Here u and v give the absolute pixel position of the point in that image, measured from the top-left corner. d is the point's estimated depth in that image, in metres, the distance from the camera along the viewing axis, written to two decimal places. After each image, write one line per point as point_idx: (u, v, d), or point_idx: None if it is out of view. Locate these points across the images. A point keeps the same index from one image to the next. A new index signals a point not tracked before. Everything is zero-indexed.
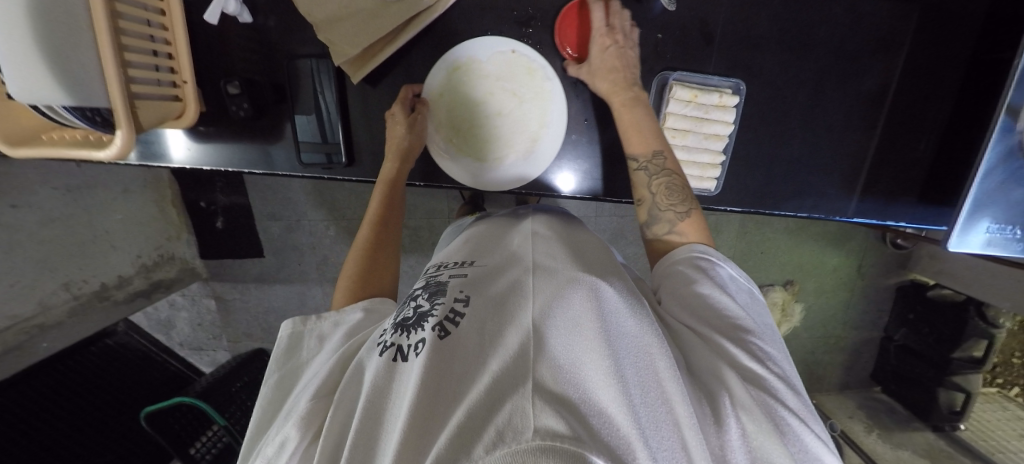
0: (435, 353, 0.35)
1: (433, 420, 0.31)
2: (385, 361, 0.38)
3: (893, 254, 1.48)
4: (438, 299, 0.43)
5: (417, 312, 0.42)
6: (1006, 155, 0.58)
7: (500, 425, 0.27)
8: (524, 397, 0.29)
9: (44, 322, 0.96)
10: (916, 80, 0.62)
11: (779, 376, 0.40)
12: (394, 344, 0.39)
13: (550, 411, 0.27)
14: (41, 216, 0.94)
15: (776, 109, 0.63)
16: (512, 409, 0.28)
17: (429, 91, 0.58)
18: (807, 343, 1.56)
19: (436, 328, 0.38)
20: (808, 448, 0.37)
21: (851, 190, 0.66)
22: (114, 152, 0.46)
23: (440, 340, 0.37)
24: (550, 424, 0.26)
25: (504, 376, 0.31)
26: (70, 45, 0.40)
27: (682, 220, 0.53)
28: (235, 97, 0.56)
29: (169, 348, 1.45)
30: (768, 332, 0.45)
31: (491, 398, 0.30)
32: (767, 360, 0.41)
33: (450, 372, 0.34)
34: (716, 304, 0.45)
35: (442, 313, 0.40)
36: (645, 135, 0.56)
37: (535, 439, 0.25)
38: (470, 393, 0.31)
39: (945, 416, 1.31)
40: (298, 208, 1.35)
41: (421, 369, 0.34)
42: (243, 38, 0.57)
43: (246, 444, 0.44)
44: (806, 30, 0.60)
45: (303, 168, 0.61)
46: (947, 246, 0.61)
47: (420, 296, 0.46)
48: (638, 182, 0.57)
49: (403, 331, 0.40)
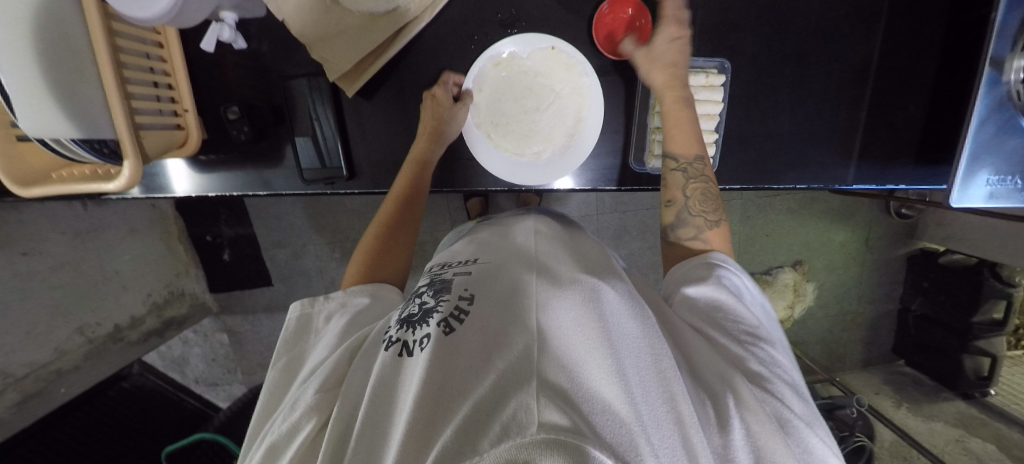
0: (435, 354, 0.35)
1: (437, 414, 0.31)
2: (390, 357, 0.39)
3: (899, 224, 1.47)
4: (443, 296, 0.44)
5: (422, 309, 0.43)
6: (996, 107, 0.58)
7: (504, 421, 0.27)
8: (527, 393, 0.28)
9: (61, 367, 0.97)
10: (898, 43, 0.63)
11: (789, 386, 0.41)
12: (399, 342, 0.40)
13: (555, 407, 0.26)
14: (52, 262, 0.96)
15: (763, 84, 0.64)
16: (516, 405, 0.27)
17: (473, 83, 0.58)
18: (823, 323, 1.55)
19: (441, 325, 0.39)
20: (805, 443, 0.38)
21: (848, 158, 0.66)
22: (121, 185, 0.47)
23: (445, 336, 0.37)
24: (554, 419, 0.25)
25: (507, 375, 0.31)
26: (72, 78, 0.42)
27: (710, 228, 0.54)
28: (235, 122, 0.58)
29: (185, 385, 1.45)
30: (774, 338, 0.46)
31: (498, 392, 0.30)
32: (770, 366, 0.42)
33: (455, 369, 0.34)
34: (727, 310, 0.46)
35: (447, 310, 0.41)
36: (687, 138, 0.56)
37: (539, 433, 0.24)
38: (470, 396, 0.31)
39: (974, 382, 1.27)
40: (302, 234, 1.36)
41: (425, 366, 0.34)
42: (239, 64, 0.59)
43: (251, 428, 0.44)
44: (784, 5, 0.61)
45: (306, 186, 0.62)
46: (950, 202, 0.61)
47: (424, 293, 0.47)
48: (673, 182, 0.57)
49: (409, 327, 0.41)
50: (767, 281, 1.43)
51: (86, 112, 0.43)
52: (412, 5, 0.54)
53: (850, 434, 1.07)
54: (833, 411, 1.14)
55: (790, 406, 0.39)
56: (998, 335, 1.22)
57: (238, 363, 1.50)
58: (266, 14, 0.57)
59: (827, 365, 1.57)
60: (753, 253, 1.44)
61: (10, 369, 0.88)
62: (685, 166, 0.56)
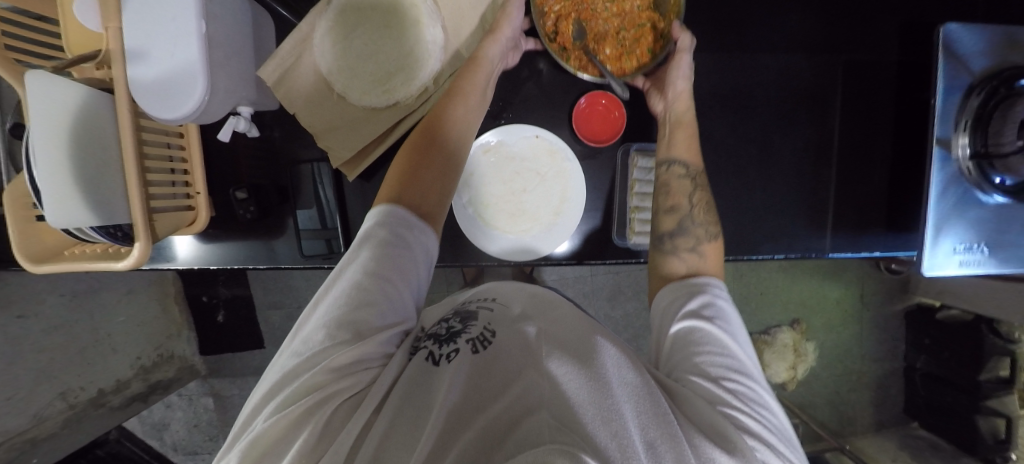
0: (466, 369, 0.40)
1: (453, 432, 0.35)
2: (417, 361, 0.43)
3: (891, 280, 1.49)
4: (471, 322, 0.47)
5: (449, 329, 0.47)
6: (953, 180, 0.63)
7: (517, 441, 0.34)
8: (541, 421, 0.34)
9: (37, 434, 0.93)
10: (854, 124, 0.69)
11: (772, 427, 0.43)
12: (427, 349, 0.44)
13: (565, 431, 0.34)
14: (43, 325, 0.96)
15: (732, 163, 0.69)
16: (533, 425, 0.34)
17: (465, 168, 0.63)
18: (828, 383, 1.50)
19: (471, 343, 0.43)
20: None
21: (823, 228, 0.70)
22: (131, 263, 0.49)
23: (475, 353, 0.42)
24: (562, 439, 0.33)
25: (522, 399, 0.37)
26: (97, 173, 0.46)
27: (708, 240, 0.58)
28: (243, 201, 0.62)
29: (162, 455, 1.38)
30: (754, 371, 0.47)
31: (512, 415, 0.36)
32: (752, 403, 0.43)
33: (479, 388, 0.39)
34: (712, 340, 0.46)
35: (477, 331, 0.45)
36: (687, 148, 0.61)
37: (552, 444, 0.32)
38: (489, 412, 0.37)
39: (992, 446, 1.22)
40: (299, 295, 1.37)
41: (453, 377, 0.39)
42: (252, 148, 0.64)
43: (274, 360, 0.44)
44: (745, 95, 0.68)
45: (305, 260, 0.65)
46: (922, 269, 0.64)
47: (451, 318, 0.50)
48: (679, 189, 0.60)
49: (437, 342, 0.45)
50: (766, 341, 1.42)
51: (105, 200, 0.47)
52: (412, 99, 0.60)
53: None
54: None
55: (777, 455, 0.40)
56: (1010, 393, 1.20)
57: (221, 430, 1.44)
58: (279, 107, 0.63)
59: (837, 429, 1.50)
60: (748, 310, 1.45)
61: None
62: (694, 172, 0.60)
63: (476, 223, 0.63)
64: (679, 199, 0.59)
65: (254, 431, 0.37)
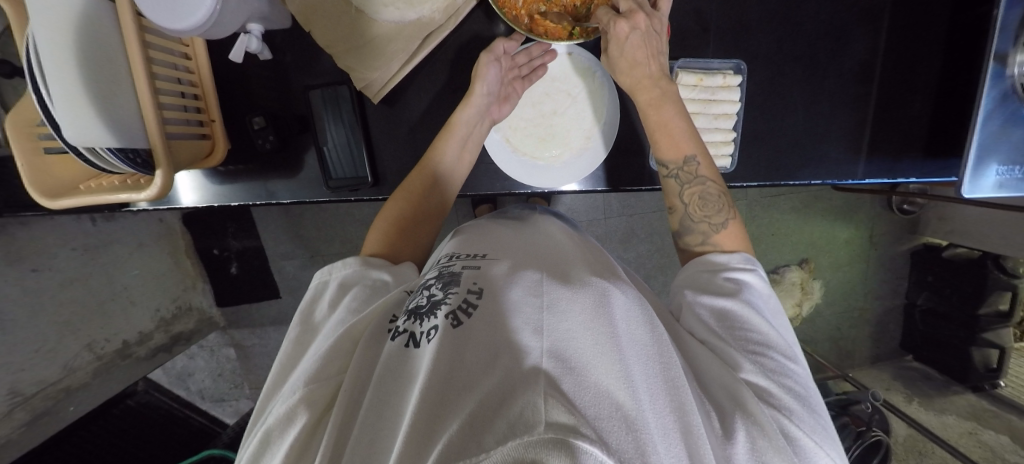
0: (450, 341, 0.38)
1: (442, 407, 0.32)
2: (397, 346, 0.41)
3: (901, 220, 1.49)
4: (451, 289, 0.46)
5: (430, 300, 0.45)
6: (1002, 100, 0.60)
7: (511, 419, 0.28)
8: (534, 391, 0.30)
9: (71, 384, 0.95)
10: (902, 42, 0.65)
11: (796, 397, 0.43)
12: (407, 332, 0.42)
13: (561, 407, 0.28)
14: (60, 279, 0.93)
15: (776, 84, 0.66)
16: (524, 404, 0.29)
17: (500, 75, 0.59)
18: (831, 320, 1.55)
19: (449, 318, 0.40)
20: (805, 453, 0.40)
21: (857, 153, 0.68)
22: (154, 194, 0.47)
23: (452, 328, 0.39)
24: (561, 419, 0.27)
25: (513, 374, 0.32)
26: (109, 93, 0.42)
27: (717, 232, 0.55)
28: (261, 130, 0.59)
29: (190, 402, 1.44)
30: (785, 346, 0.47)
31: (500, 395, 0.31)
32: (777, 375, 0.44)
33: (462, 364, 0.35)
34: (734, 316, 0.47)
35: (455, 303, 0.42)
36: (676, 140, 0.57)
37: (547, 433, 0.26)
38: (477, 392, 0.32)
39: (983, 375, 1.26)
40: (312, 245, 1.37)
41: (433, 353, 0.37)
42: (265, 72, 0.61)
43: (262, 392, 0.45)
44: (795, 9, 0.63)
45: (332, 193, 0.64)
46: (961, 193, 0.63)
47: (433, 285, 0.49)
48: (671, 190, 0.59)
49: (415, 319, 0.43)
50: (775, 280, 1.44)
51: (125, 121, 0.44)
52: (437, 13, 0.58)
53: (866, 429, 1.02)
54: (847, 407, 1.10)
55: (795, 424, 0.40)
56: (1005, 326, 1.22)
57: (244, 378, 1.50)
58: (292, 26, 0.59)
59: (836, 363, 1.57)
60: (758, 252, 1.46)
61: (20, 387, 0.86)
62: (677, 171, 0.57)
63: (503, 150, 0.62)
64: (672, 201, 0.59)
65: (252, 446, 0.40)
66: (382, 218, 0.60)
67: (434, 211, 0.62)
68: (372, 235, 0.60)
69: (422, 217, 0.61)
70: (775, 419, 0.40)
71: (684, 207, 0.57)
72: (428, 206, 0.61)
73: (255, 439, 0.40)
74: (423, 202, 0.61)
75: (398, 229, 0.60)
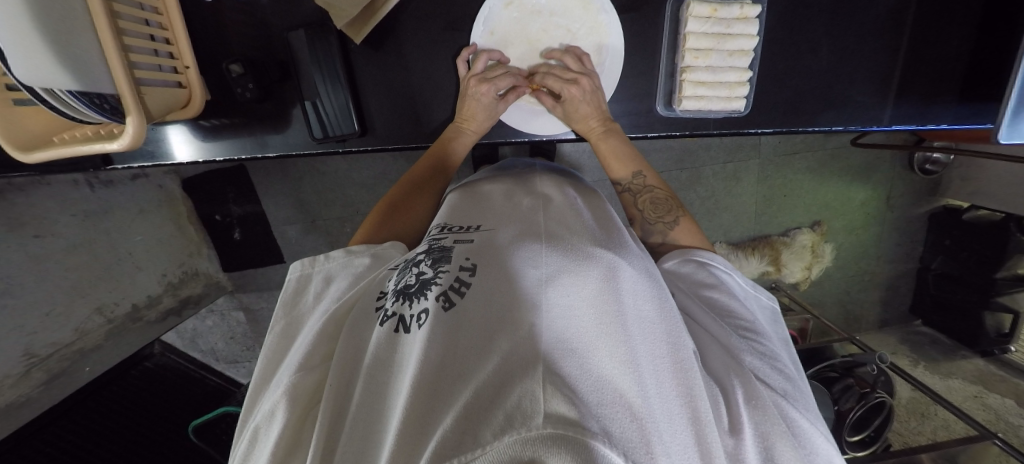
0: (442, 326, 0.35)
1: (437, 399, 0.30)
2: (386, 331, 0.39)
3: (921, 181, 1.42)
4: (441, 267, 0.43)
5: (419, 279, 0.43)
6: None
7: (508, 409, 0.26)
8: (532, 378, 0.28)
9: (85, 345, 0.93)
10: None
11: (790, 379, 0.43)
12: (397, 314, 0.40)
13: (560, 395, 0.27)
14: (64, 244, 0.92)
15: (798, 16, 0.60)
16: (521, 393, 0.27)
17: (492, 27, 0.59)
18: (840, 284, 1.52)
19: (441, 299, 0.38)
20: (806, 436, 0.39)
21: (885, 96, 0.63)
22: (126, 144, 0.45)
23: (445, 311, 0.37)
24: (560, 410, 0.25)
25: (513, 356, 0.30)
26: (64, 26, 0.39)
27: (672, 229, 0.59)
28: (240, 78, 0.56)
29: (206, 363, 1.48)
30: (773, 337, 0.47)
31: (495, 385, 0.29)
32: (771, 360, 0.44)
33: (456, 350, 0.33)
34: (722, 308, 0.49)
35: (446, 282, 0.40)
36: (621, 162, 0.62)
37: (546, 427, 0.24)
38: (476, 376, 0.30)
39: (994, 340, 1.26)
40: (312, 210, 1.36)
41: (422, 340, 0.35)
42: (238, 15, 0.57)
43: (250, 391, 0.46)
44: None
45: (318, 145, 0.62)
46: (999, 139, 0.57)
47: (422, 262, 0.46)
48: (628, 203, 0.63)
49: (405, 300, 0.41)
50: (784, 243, 1.39)
51: (84, 63, 0.41)
52: None
53: (870, 391, 1.01)
54: (852, 370, 1.08)
55: (795, 408, 0.40)
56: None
57: (256, 341, 1.51)
58: None
59: (844, 327, 1.55)
60: (769, 215, 1.41)
61: (35, 349, 0.84)
62: (632, 186, 0.63)
63: (524, 117, 0.64)
64: (631, 213, 0.63)
65: (247, 439, 0.40)
66: (375, 213, 0.63)
67: (429, 193, 0.65)
68: (363, 228, 0.62)
69: (418, 196, 0.64)
70: (778, 405, 0.40)
71: (641, 217, 0.61)
72: (417, 196, 0.64)
73: (245, 437, 0.40)
74: (431, 181, 0.65)
75: (383, 217, 0.62)
